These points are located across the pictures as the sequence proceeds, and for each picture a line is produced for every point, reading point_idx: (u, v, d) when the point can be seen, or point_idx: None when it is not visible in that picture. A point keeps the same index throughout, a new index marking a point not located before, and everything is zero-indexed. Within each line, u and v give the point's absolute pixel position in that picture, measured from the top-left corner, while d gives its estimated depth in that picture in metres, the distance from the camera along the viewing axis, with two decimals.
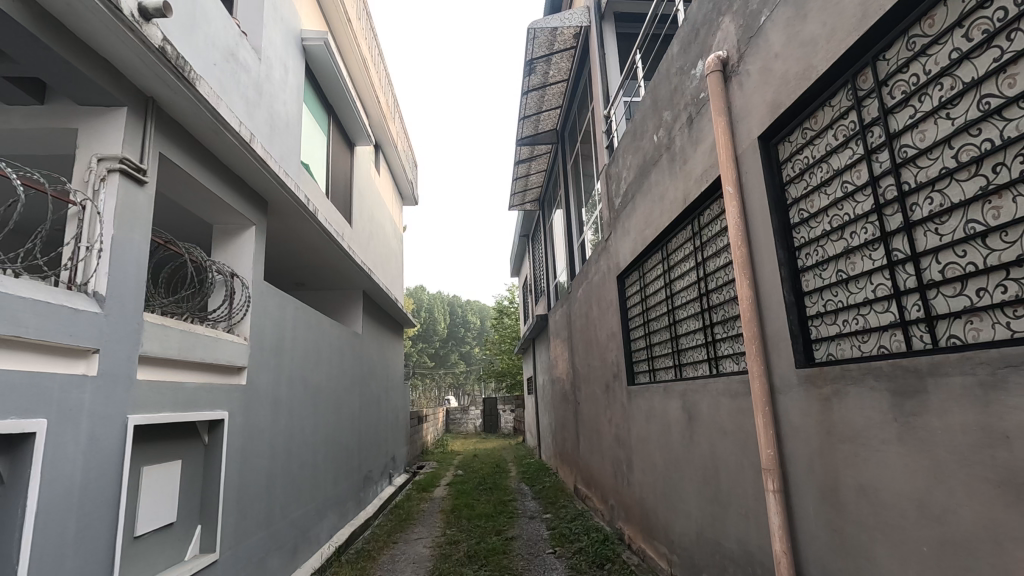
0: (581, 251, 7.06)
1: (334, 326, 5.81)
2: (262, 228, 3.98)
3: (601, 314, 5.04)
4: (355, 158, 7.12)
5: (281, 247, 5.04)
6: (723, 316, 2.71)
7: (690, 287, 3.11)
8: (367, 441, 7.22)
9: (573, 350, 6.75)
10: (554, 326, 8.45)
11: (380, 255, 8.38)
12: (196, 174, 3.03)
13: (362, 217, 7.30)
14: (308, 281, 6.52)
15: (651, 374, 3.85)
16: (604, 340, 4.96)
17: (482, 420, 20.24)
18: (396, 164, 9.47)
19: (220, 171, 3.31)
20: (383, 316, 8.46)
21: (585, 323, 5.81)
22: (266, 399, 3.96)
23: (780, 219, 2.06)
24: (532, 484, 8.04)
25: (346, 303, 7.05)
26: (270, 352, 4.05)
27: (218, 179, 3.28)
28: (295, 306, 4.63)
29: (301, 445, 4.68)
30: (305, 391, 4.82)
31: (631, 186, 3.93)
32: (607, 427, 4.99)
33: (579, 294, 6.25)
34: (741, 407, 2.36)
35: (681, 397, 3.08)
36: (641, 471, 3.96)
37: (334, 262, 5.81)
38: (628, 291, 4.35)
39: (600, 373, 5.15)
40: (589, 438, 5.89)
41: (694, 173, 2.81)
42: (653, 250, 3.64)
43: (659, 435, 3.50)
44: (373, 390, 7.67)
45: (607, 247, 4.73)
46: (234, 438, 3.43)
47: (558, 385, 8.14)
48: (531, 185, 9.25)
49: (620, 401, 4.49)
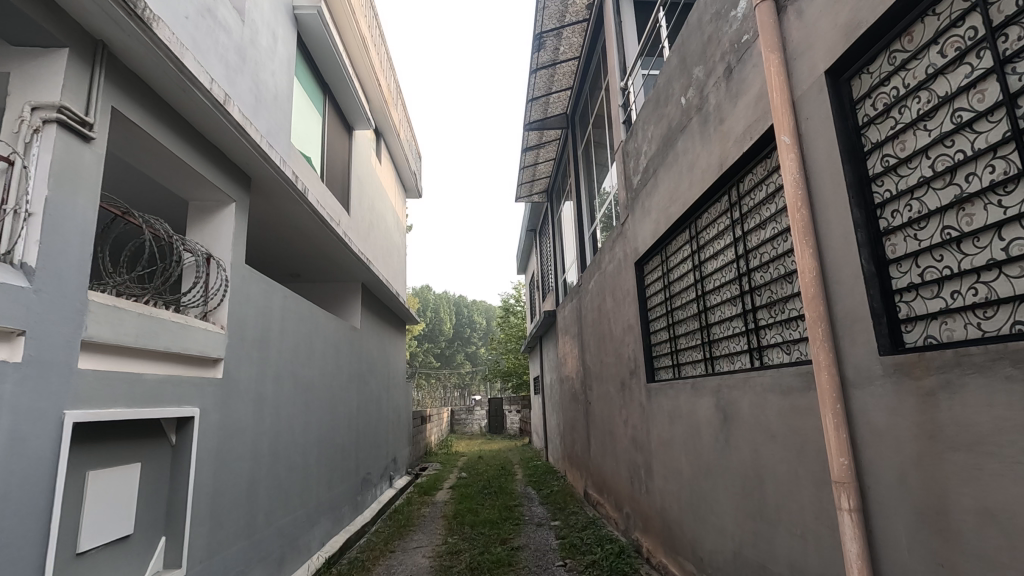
0: (593, 241, 6.65)
1: (329, 319, 5.44)
2: (244, 206, 3.61)
3: (616, 306, 4.63)
4: (353, 143, 6.75)
5: (270, 231, 4.68)
6: (768, 298, 2.32)
7: (726, 268, 2.72)
8: (365, 442, 6.85)
9: (584, 346, 6.36)
10: (563, 322, 8.05)
11: (380, 248, 8.01)
12: (161, 138, 2.67)
13: (361, 206, 6.93)
14: (303, 271, 6.15)
15: (675, 369, 3.45)
16: (619, 333, 4.56)
17: (488, 421, 19.88)
18: (398, 154, 9.09)
19: (190, 137, 2.94)
20: (384, 311, 8.10)
21: (598, 317, 5.41)
22: (248, 395, 3.59)
23: (854, 169, 1.66)
24: (540, 488, 7.64)
25: (344, 296, 6.69)
26: (254, 344, 3.68)
27: (188, 146, 2.92)
28: (284, 294, 4.27)
29: (290, 447, 4.30)
30: (295, 387, 4.44)
31: (653, 160, 3.53)
32: (622, 430, 4.59)
33: (590, 286, 5.85)
34: (797, 406, 1.96)
35: (714, 394, 2.69)
36: (662, 478, 3.56)
37: (329, 250, 5.45)
38: (647, 278, 3.96)
39: (614, 371, 4.75)
40: (601, 441, 5.48)
41: (732, 133, 2.41)
42: (679, 229, 3.24)
43: (685, 438, 3.11)
44: (372, 388, 7.30)
45: (624, 231, 4.33)
46: (208, 438, 3.06)
47: (567, 384, 7.74)
48: (538, 175, 8.86)
49: (637, 400, 4.09)
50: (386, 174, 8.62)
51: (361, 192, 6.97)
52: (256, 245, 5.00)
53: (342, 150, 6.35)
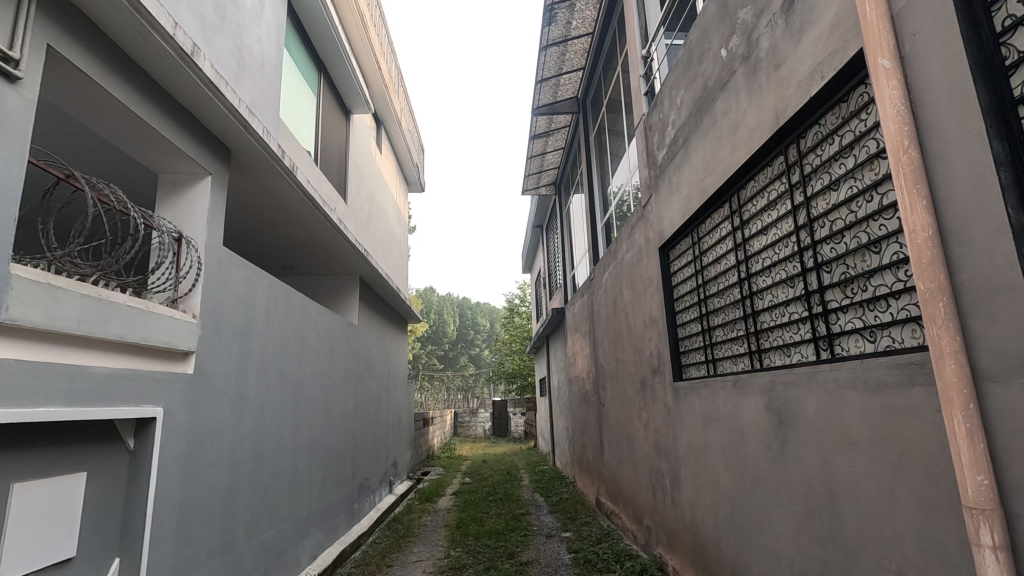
0: (606, 232, 6.24)
1: (324, 313, 5.05)
2: (221, 181, 3.21)
3: (636, 296, 4.22)
4: (351, 128, 6.35)
5: (258, 216, 4.29)
6: (840, 275, 1.88)
7: (778, 244, 2.29)
8: (364, 445, 6.46)
9: (596, 344, 5.94)
10: (573, 319, 7.64)
11: (380, 240, 7.62)
12: (103, 81, 2.25)
13: (359, 195, 6.54)
14: (297, 263, 5.77)
15: (710, 365, 3.03)
16: (639, 327, 4.14)
17: (492, 423, 19.48)
18: (399, 145, 8.72)
19: (147, 90, 2.53)
20: (384, 308, 7.70)
21: (614, 312, 4.99)
22: (226, 394, 3.19)
23: (990, 89, 1.25)
24: (548, 495, 7.22)
25: (341, 289, 6.30)
26: (233, 336, 3.28)
27: (143, 98, 2.50)
28: (271, 283, 3.88)
29: (277, 452, 3.90)
30: (283, 386, 4.05)
31: (683, 129, 3.12)
32: (643, 434, 4.17)
33: (605, 278, 5.43)
34: (892, 407, 1.55)
35: (765, 393, 2.27)
36: (693, 489, 3.14)
37: (323, 239, 5.05)
38: (675, 265, 3.54)
39: (634, 370, 4.33)
40: (617, 446, 5.06)
41: (792, 78, 2.00)
42: (716, 204, 2.84)
43: (724, 444, 2.69)
44: (371, 388, 6.90)
45: (646, 214, 3.91)
46: (176, 442, 2.66)
47: (577, 385, 7.32)
48: (546, 166, 8.45)
49: (661, 401, 3.68)
50: (387, 166, 8.23)
51: (359, 180, 6.58)
52: (244, 231, 4.62)
53: (338, 134, 5.97)
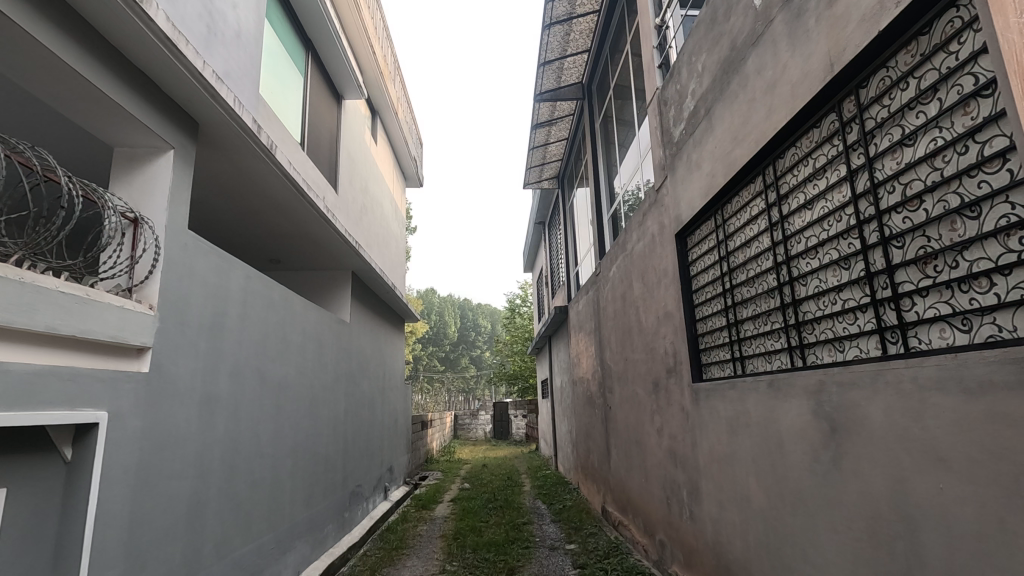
0: (613, 224, 5.88)
1: (311, 309, 4.71)
2: (187, 157, 2.87)
3: (648, 289, 3.86)
4: (343, 114, 6.01)
5: (237, 201, 3.95)
6: (917, 250, 1.56)
7: (827, 219, 1.96)
8: (356, 450, 6.11)
9: (603, 343, 5.58)
10: (577, 318, 7.28)
11: (375, 235, 7.28)
12: (16, 16, 1.92)
13: (351, 185, 6.19)
14: (284, 256, 5.42)
15: (737, 364, 2.69)
16: (652, 323, 3.79)
17: (493, 426, 19.13)
18: (396, 136, 8.38)
19: (82, 34, 2.24)
20: (379, 305, 7.35)
21: (623, 307, 4.64)
22: (193, 395, 2.85)
23: None
24: (550, 503, 6.87)
25: (332, 285, 5.96)
26: (201, 330, 2.94)
27: (72, 41, 2.18)
28: (248, 273, 3.54)
29: (254, 459, 3.55)
30: (261, 387, 3.70)
31: (705, 99, 2.77)
32: (656, 441, 3.82)
33: (612, 272, 5.07)
34: (1003, 415, 1.20)
35: (811, 397, 1.92)
36: (716, 503, 2.79)
37: (310, 229, 4.71)
38: (693, 253, 3.20)
39: (646, 370, 3.98)
40: (625, 452, 4.71)
41: (853, 13, 1.65)
42: (745, 178, 2.50)
43: (756, 455, 2.34)
44: (365, 390, 6.55)
45: (660, 198, 3.55)
46: (126, 450, 2.32)
47: (582, 386, 6.95)
48: (549, 158, 8.10)
49: (678, 404, 3.33)
50: (383, 157, 7.89)
51: (352, 170, 6.24)
52: (223, 218, 4.28)
53: (328, 120, 5.63)
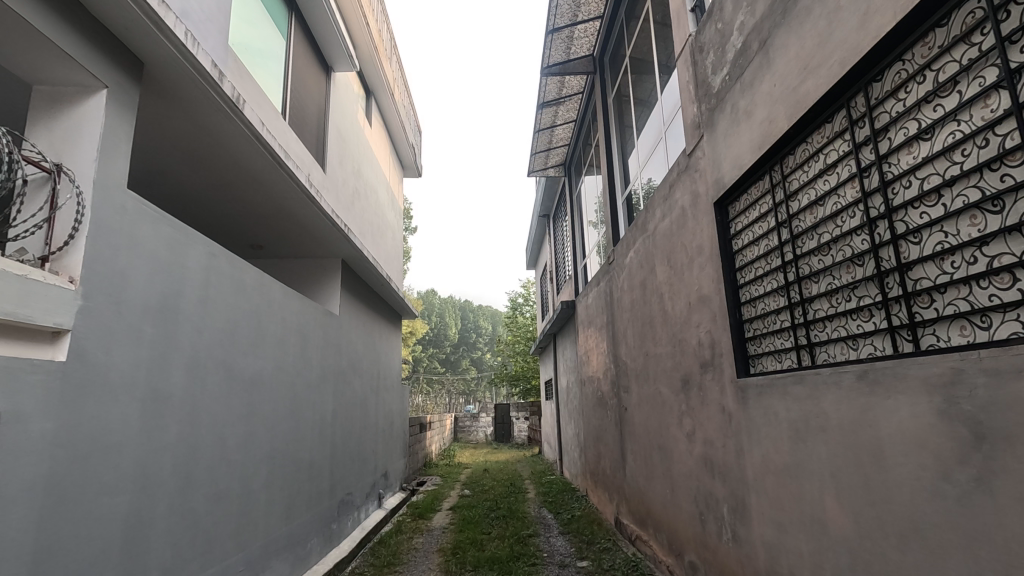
0: (627, 208, 5.35)
1: (291, 296, 4.19)
2: (127, 103, 2.35)
3: (676, 271, 3.35)
4: (332, 87, 5.51)
5: (201, 167, 3.44)
6: None
7: (955, 150, 1.42)
8: (346, 455, 5.59)
9: (617, 338, 5.06)
10: (586, 313, 6.77)
11: (368, 222, 6.76)
12: None
13: (341, 166, 5.68)
14: (265, 238, 4.91)
15: (801, 355, 2.15)
16: (682, 310, 3.28)
17: (494, 429, 18.64)
18: (393, 120, 7.87)
19: None
20: (373, 299, 6.83)
21: (643, 296, 4.13)
22: (132, 392, 2.34)
23: None
24: (558, 512, 6.36)
25: (320, 274, 5.46)
26: (147, 314, 2.44)
27: None
28: (212, 250, 3.03)
29: (218, 467, 3.04)
30: (229, 384, 3.19)
31: (760, 28, 2.26)
32: (686, 446, 3.30)
33: (630, 257, 4.56)
34: None
35: (934, 392, 1.42)
36: (770, 525, 2.29)
37: (291, 206, 4.21)
38: (738, 224, 2.68)
39: (674, 364, 3.46)
40: (645, 458, 4.18)
41: None
42: (817, 118, 1.95)
43: (836, 467, 1.83)
44: (356, 389, 6.03)
45: (693, 163, 3.04)
46: (32, 461, 1.82)
47: (591, 386, 6.42)
48: (556, 142, 7.59)
49: (716, 404, 2.83)
50: (378, 140, 7.38)
51: (342, 150, 5.73)
52: (190, 190, 3.78)
53: (315, 91, 5.12)
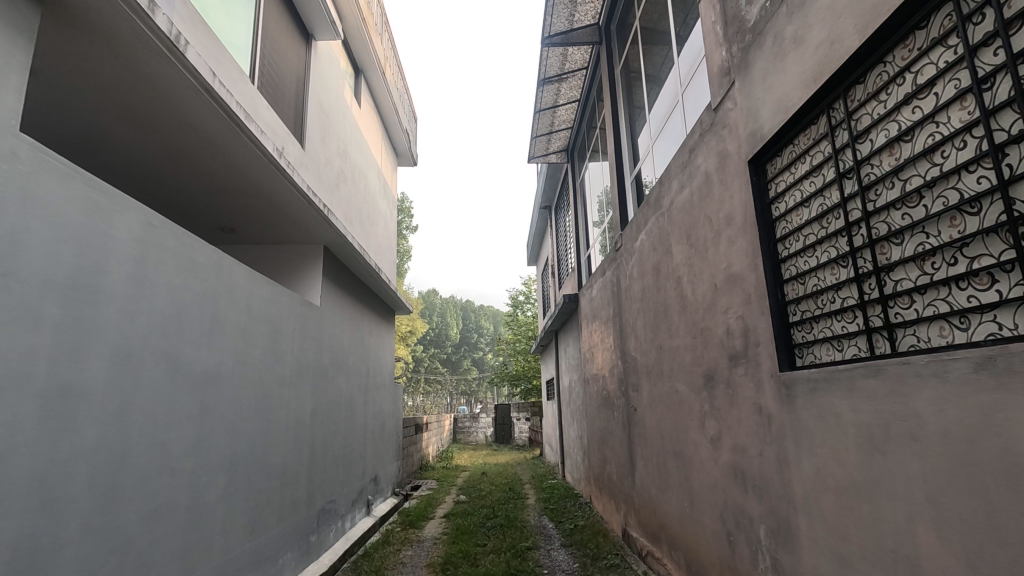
0: (636, 190, 4.87)
1: (259, 281, 3.73)
2: (22, 26, 1.89)
3: (699, 249, 2.87)
4: (314, 57, 5.05)
5: (139, 124, 3.01)
6: None
7: None
8: (328, 460, 5.12)
9: (626, 332, 4.58)
10: (591, 306, 6.30)
11: (356, 209, 6.30)
12: None
13: (324, 143, 5.22)
14: (233, 218, 4.45)
15: (873, 341, 1.67)
16: (706, 294, 2.80)
17: (494, 430, 18.18)
18: (384, 101, 7.41)
19: None
20: (360, 291, 6.37)
21: (657, 282, 3.64)
22: (28, 386, 1.87)
23: None
24: (559, 521, 5.89)
25: (300, 262, 5.01)
26: (51, 292, 1.97)
27: None
28: (151, 221, 2.57)
29: (159, 477, 2.58)
30: (176, 379, 2.73)
31: None
32: (709, 453, 2.82)
33: (640, 240, 4.09)
34: None
35: None
36: (827, 557, 1.81)
37: (258, 179, 3.76)
38: (779, 184, 2.20)
39: (696, 358, 2.98)
40: (659, 465, 3.71)
41: None
42: (903, 26, 1.48)
43: (938, 490, 1.36)
44: (341, 387, 5.56)
45: (721, 119, 2.57)
46: None
47: (596, 385, 5.96)
48: (558, 124, 7.13)
49: (750, 403, 2.35)
50: (367, 122, 6.91)
51: (325, 127, 5.27)
52: (134, 152, 3.34)
53: (292, 60, 4.65)
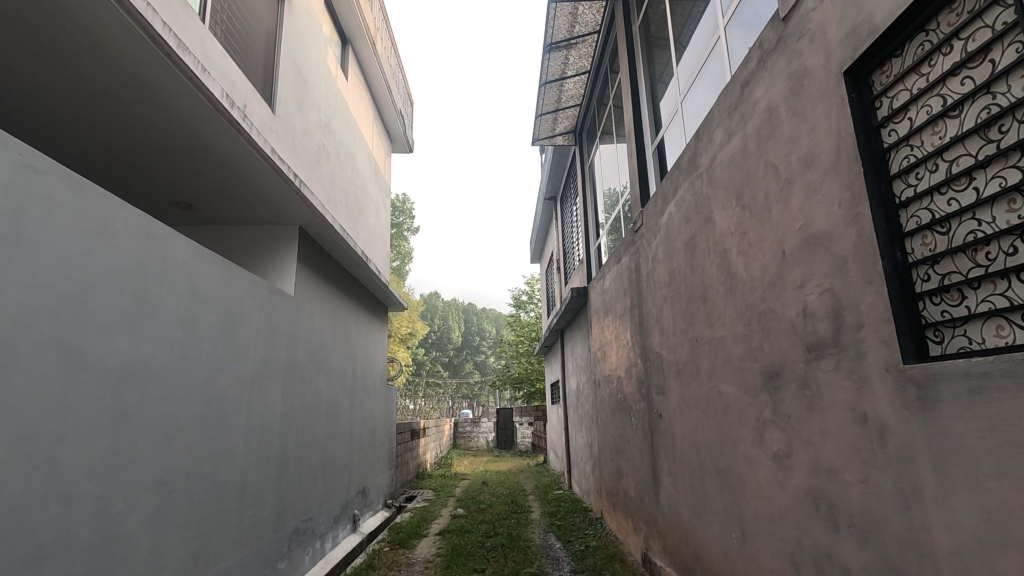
0: (658, 162, 4.22)
1: (211, 259, 3.10)
2: None
3: (759, 209, 2.23)
4: (287, 10, 4.42)
5: (41, 48, 2.43)
6: None
7: None
8: (304, 473, 4.47)
9: (648, 325, 3.92)
10: (602, 299, 5.66)
11: (341, 191, 5.66)
12: None
13: (300, 111, 4.59)
14: (190, 193, 3.83)
15: None
16: (771, 267, 2.15)
17: (496, 435, 17.52)
18: (375, 77, 6.79)
19: None
20: (345, 282, 5.71)
21: (692, 260, 3.00)
22: None
23: None
24: (568, 541, 5.22)
25: (273, 245, 4.38)
26: None
27: None
28: (39, 168, 1.96)
29: (44, 505, 1.93)
30: (78, 375, 2.10)
31: None
32: (773, 475, 2.17)
33: (668, 214, 3.45)
34: None
35: None
36: None
37: (210, 136, 3.15)
38: (894, 100, 1.56)
39: (752, 350, 2.33)
40: (694, 484, 3.04)
41: None
42: None
43: None
44: (321, 389, 4.91)
45: (794, 28, 1.93)
46: None
47: (609, 387, 5.32)
48: (565, 99, 6.50)
49: (845, 408, 1.70)
50: (355, 98, 6.29)
51: (301, 93, 4.64)
52: (41, 96, 2.76)
53: (260, 10, 4.02)
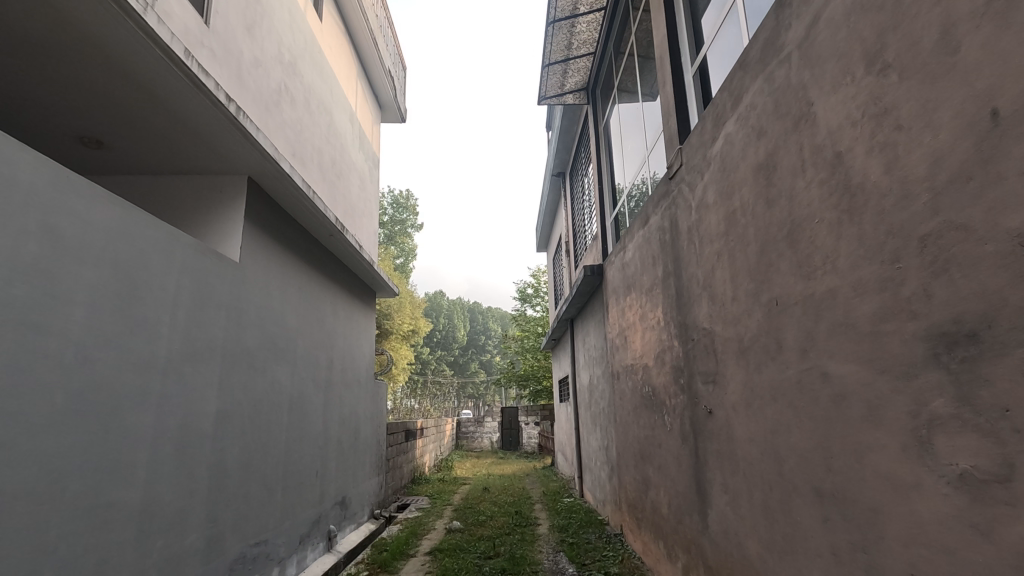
0: (700, 89, 3.32)
1: (90, 191, 2.22)
2: None
3: (926, 61, 1.32)
4: None
5: None
6: None
7: None
8: (255, 485, 3.57)
9: (691, 294, 3.01)
10: (622, 275, 4.78)
11: (312, 147, 4.78)
12: None
13: (253, 36, 3.72)
14: (95, 121, 2.96)
15: None
16: (955, 152, 1.24)
17: (501, 435, 16.67)
18: (357, 25, 5.92)
19: None
20: (317, 255, 4.82)
21: (771, 188, 2.09)
22: None
23: None
24: (584, 564, 4.31)
25: (214, 199, 3.49)
26: None
27: None
28: None
29: None
30: None
31: None
32: (959, 513, 1.26)
33: (724, 136, 2.55)
34: None
35: None
36: None
37: (89, 19, 2.27)
38: None
39: (903, 303, 1.42)
40: (772, 511, 2.13)
41: None
42: None
43: None
44: (281, 381, 4.02)
45: None
46: None
47: (632, 378, 4.42)
48: (578, 45, 5.60)
49: None
50: (333, 45, 5.42)
51: (253, 15, 3.76)
52: None
53: None
